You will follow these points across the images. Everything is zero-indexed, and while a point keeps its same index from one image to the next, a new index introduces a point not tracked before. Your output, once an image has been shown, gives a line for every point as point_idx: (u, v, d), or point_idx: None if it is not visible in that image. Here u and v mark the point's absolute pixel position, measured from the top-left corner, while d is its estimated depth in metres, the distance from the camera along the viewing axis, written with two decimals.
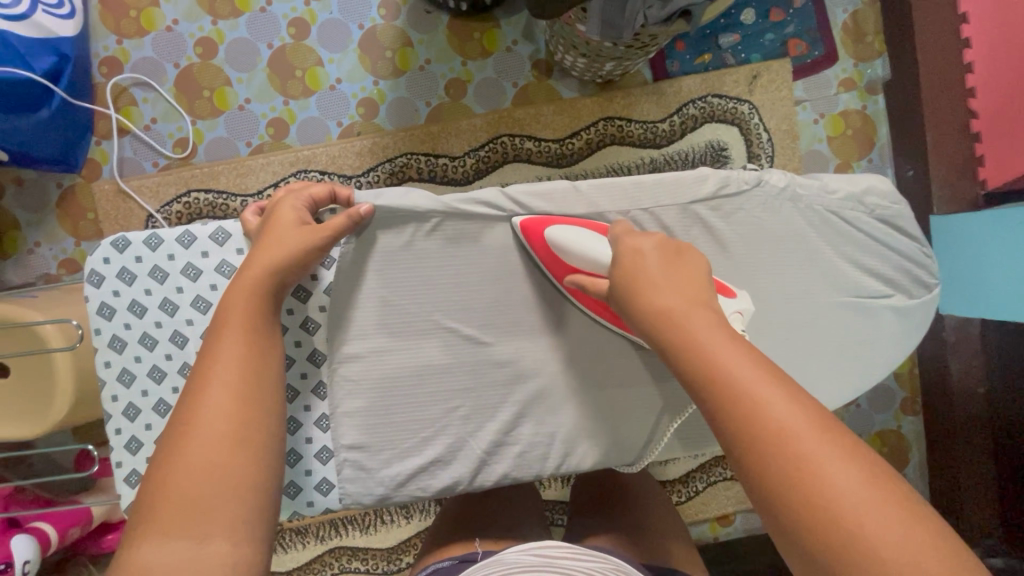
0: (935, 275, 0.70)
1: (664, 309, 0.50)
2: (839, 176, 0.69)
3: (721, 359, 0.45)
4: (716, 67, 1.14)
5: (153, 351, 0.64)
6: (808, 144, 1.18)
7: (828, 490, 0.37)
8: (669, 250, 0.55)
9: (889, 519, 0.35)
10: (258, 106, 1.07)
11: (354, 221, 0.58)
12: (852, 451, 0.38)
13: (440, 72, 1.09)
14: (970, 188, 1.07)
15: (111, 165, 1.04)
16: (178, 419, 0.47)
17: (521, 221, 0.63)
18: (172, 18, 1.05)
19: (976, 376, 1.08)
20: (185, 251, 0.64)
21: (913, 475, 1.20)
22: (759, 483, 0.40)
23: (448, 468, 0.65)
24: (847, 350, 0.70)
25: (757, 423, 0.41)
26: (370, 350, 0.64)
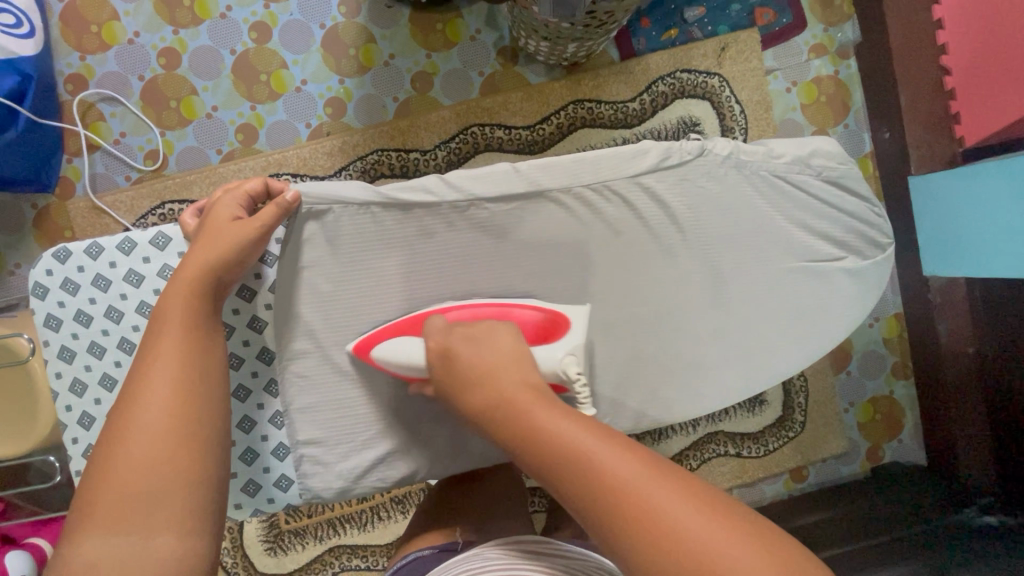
0: (887, 234, 0.70)
1: (500, 396, 0.49)
2: (787, 140, 0.69)
3: (555, 432, 0.45)
4: (683, 42, 1.12)
5: (102, 359, 0.65)
6: (782, 114, 1.17)
7: (694, 546, 0.37)
8: (474, 336, 0.55)
9: (753, 561, 0.36)
10: (225, 113, 1.06)
11: (282, 208, 0.60)
12: (693, 497, 0.39)
13: (406, 66, 1.09)
14: (947, 146, 1.04)
15: (84, 182, 1.04)
16: (117, 420, 0.47)
17: (351, 349, 0.63)
18: (133, 30, 1.04)
19: (963, 335, 1.07)
20: (126, 257, 0.64)
21: (908, 438, 1.20)
22: (627, 561, 0.39)
23: (406, 457, 0.66)
24: (802, 316, 0.71)
25: (605, 496, 0.40)
26: (319, 345, 0.64)
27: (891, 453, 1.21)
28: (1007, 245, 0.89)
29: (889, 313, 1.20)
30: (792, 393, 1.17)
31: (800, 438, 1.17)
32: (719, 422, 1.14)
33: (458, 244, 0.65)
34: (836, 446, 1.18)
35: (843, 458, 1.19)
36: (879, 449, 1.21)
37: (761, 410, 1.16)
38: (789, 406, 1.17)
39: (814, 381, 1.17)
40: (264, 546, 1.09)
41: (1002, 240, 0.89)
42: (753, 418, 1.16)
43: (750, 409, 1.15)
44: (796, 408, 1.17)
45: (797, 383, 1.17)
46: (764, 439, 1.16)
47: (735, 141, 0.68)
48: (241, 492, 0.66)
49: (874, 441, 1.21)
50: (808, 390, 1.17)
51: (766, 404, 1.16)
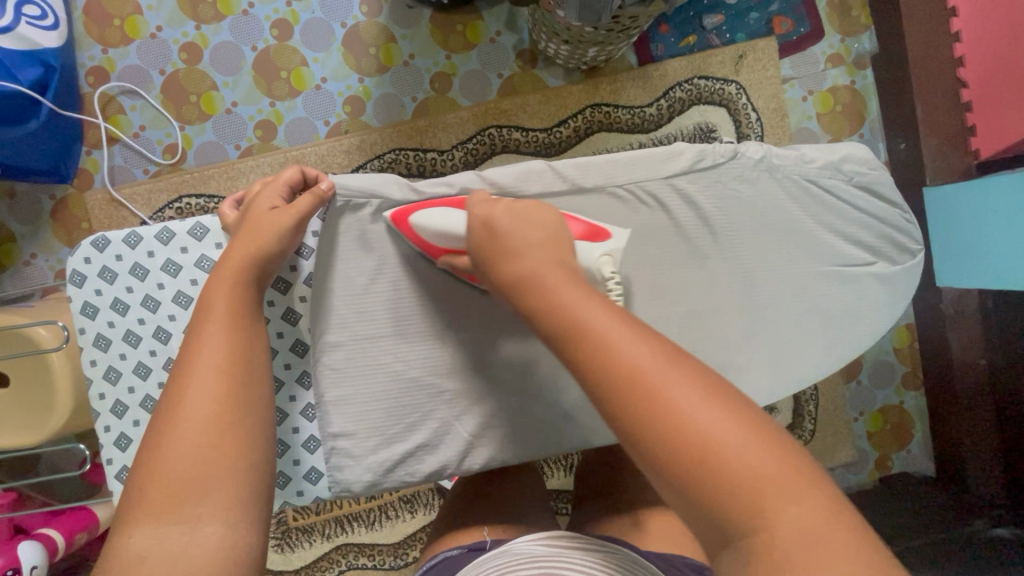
0: (918, 240, 0.70)
1: (526, 273, 0.48)
2: (819, 145, 0.70)
3: (579, 315, 0.44)
4: (701, 48, 1.13)
5: (137, 347, 0.65)
6: (797, 122, 1.17)
7: (699, 432, 0.37)
8: (519, 212, 0.54)
9: (755, 450, 0.37)
10: (245, 109, 1.07)
11: (318, 198, 0.60)
12: (713, 391, 0.39)
13: (425, 67, 1.09)
14: (962, 158, 1.05)
15: (102, 174, 1.05)
16: (165, 406, 0.48)
17: (390, 215, 0.62)
18: (156, 24, 1.05)
19: (977, 347, 1.07)
20: (164, 247, 0.65)
21: (917, 450, 1.21)
22: (637, 444, 0.39)
23: (436, 452, 0.64)
24: (831, 321, 0.70)
25: (623, 379, 0.40)
26: (351, 338, 0.64)
27: (899, 463, 1.21)
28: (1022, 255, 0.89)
29: (901, 323, 1.20)
30: (802, 401, 1.17)
31: (808, 446, 1.17)
32: None
33: None
34: (844, 455, 1.18)
35: (852, 467, 1.19)
36: (887, 460, 1.21)
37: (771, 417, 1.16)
38: (798, 414, 1.17)
39: (824, 389, 1.18)
40: (271, 542, 1.08)
41: (1014, 251, 0.90)
42: None
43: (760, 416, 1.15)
44: (805, 416, 1.17)
45: (807, 391, 1.17)
46: None
47: (768, 144, 0.69)
48: None
49: (883, 452, 1.21)
50: (818, 398, 1.17)
51: (776, 411, 1.16)
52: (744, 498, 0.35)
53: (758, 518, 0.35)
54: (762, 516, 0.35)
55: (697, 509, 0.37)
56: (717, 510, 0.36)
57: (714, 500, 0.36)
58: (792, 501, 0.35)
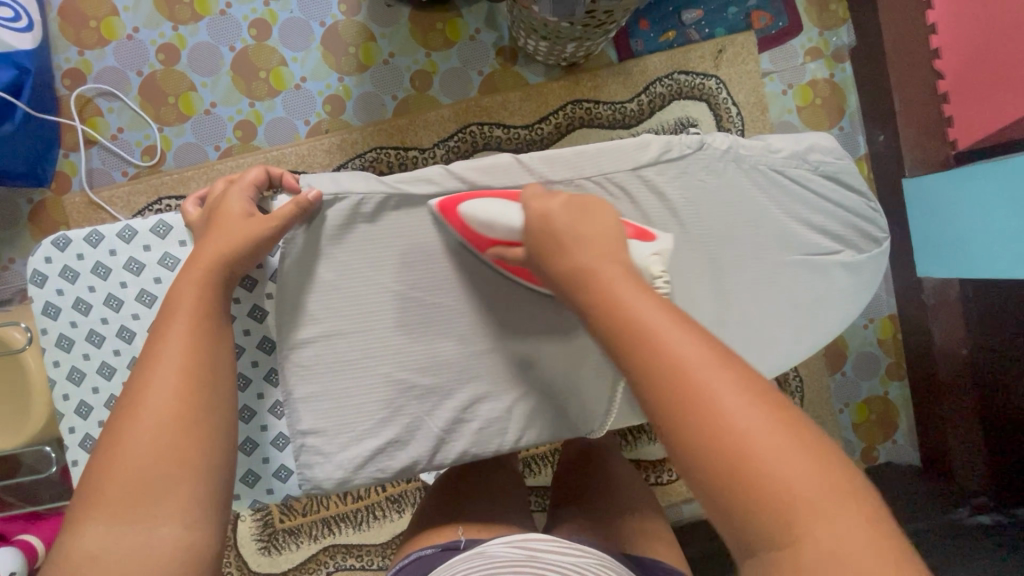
0: (884, 229, 0.71)
1: (580, 268, 0.50)
2: (785, 135, 0.71)
3: (631, 312, 0.44)
4: (681, 44, 1.13)
5: (100, 347, 0.64)
6: (777, 116, 1.18)
7: (735, 434, 0.37)
8: (574, 207, 0.55)
9: (796, 461, 0.35)
10: (224, 109, 1.06)
11: (302, 207, 0.59)
12: (760, 398, 0.38)
13: (405, 65, 1.09)
14: (940, 149, 1.06)
15: (80, 177, 1.04)
16: (125, 405, 0.47)
17: (436, 204, 0.63)
18: (132, 26, 1.04)
19: (959, 336, 1.08)
20: (126, 246, 0.64)
21: (902, 440, 1.21)
22: (672, 440, 0.39)
23: (407, 448, 0.64)
24: (801, 310, 0.70)
25: (667, 377, 0.40)
26: (322, 334, 0.63)
27: (885, 454, 1.22)
28: (1004, 244, 0.89)
29: (882, 314, 1.21)
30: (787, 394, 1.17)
31: None
32: None
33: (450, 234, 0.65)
34: None
35: None
36: (874, 450, 1.21)
37: None
38: None
39: (809, 381, 1.18)
40: (258, 545, 1.08)
41: (996, 241, 0.90)
42: None
43: None
44: None
45: (792, 382, 1.17)
46: None
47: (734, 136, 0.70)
48: (241, 482, 0.66)
49: (869, 442, 1.21)
50: (803, 390, 1.18)
51: None
52: (776, 504, 0.35)
53: (789, 529, 0.34)
54: (793, 528, 0.34)
55: (726, 513, 0.37)
56: (748, 516, 0.36)
57: (744, 506, 0.36)
58: (826, 515, 0.34)
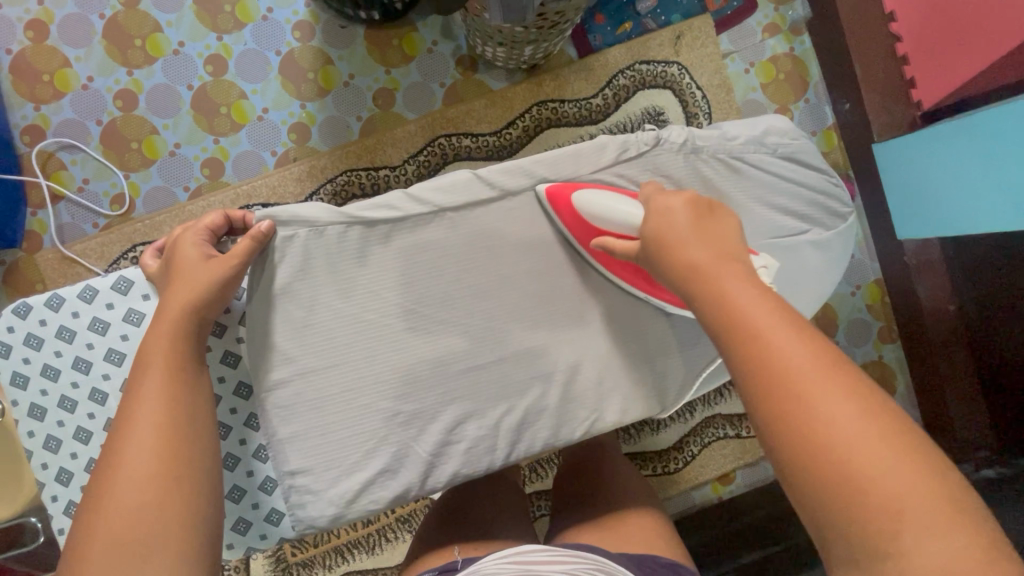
0: (846, 204, 0.72)
1: (693, 266, 0.50)
2: (740, 122, 0.71)
3: (741, 305, 0.46)
4: (639, 34, 1.13)
5: (74, 412, 0.64)
6: (743, 95, 1.18)
7: (843, 446, 0.38)
8: (698, 207, 0.55)
9: (901, 470, 0.37)
10: (188, 149, 1.05)
11: (257, 241, 0.59)
12: (870, 413, 0.39)
13: (366, 85, 1.09)
14: (906, 112, 1.07)
15: (50, 234, 1.02)
16: (102, 469, 0.47)
17: (546, 189, 0.66)
18: (86, 75, 1.03)
19: (943, 293, 1.09)
20: (88, 306, 0.63)
21: (903, 402, 1.20)
22: (774, 444, 0.41)
23: (397, 476, 0.64)
24: (776, 290, 0.69)
25: (773, 374, 0.42)
26: (298, 373, 0.63)
27: None
28: (993, 197, 0.89)
29: (869, 280, 1.21)
30: None
31: None
32: (716, 406, 1.13)
33: (422, 253, 0.65)
34: None
35: None
36: None
37: None
38: None
39: None
40: None
41: (982, 196, 0.91)
42: None
43: None
44: None
45: None
46: None
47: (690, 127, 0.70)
48: (232, 531, 0.65)
49: None
50: None
51: None
52: (883, 518, 0.36)
53: (895, 538, 0.35)
54: (893, 536, 0.36)
55: (824, 514, 0.38)
56: (850, 524, 0.37)
57: (845, 515, 0.37)
58: (926, 527, 0.35)
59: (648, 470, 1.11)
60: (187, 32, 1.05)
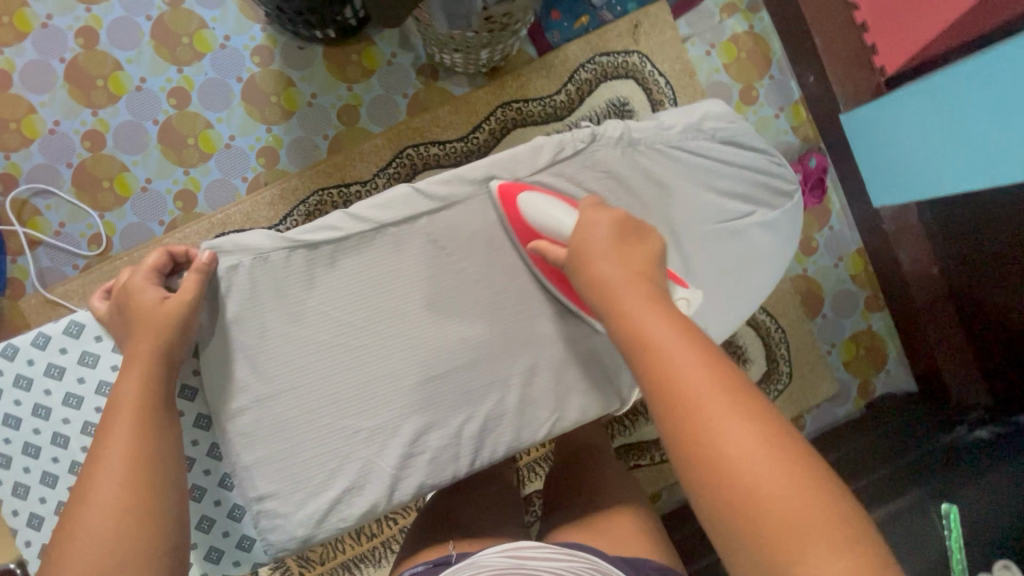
0: (790, 179, 0.74)
1: (608, 288, 0.53)
2: (676, 109, 0.72)
3: (651, 334, 0.49)
4: (596, 27, 1.14)
5: (38, 458, 0.64)
6: (707, 77, 1.18)
7: (744, 469, 0.42)
8: (626, 228, 0.58)
9: (791, 490, 0.41)
10: (160, 183, 1.06)
11: (203, 273, 0.59)
12: (767, 435, 0.43)
13: (330, 103, 1.09)
14: (869, 78, 1.05)
15: (32, 279, 1.03)
16: (77, 493, 0.51)
17: (498, 186, 0.66)
18: (53, 119, 1.04)
19: (925, 256, 1.08)
20: (42, 352, 0.63)
21: (895, 368, 1.21)
22: (683, 465, 0.44)
23: (364, 492, 0.65)
24: (728, 273, 0.73)
25: (676, 403, 0.45)
26: (256, 400, 0.63)
27: (882, 386, 1.21)
28: (960, 158, 0.90)
29: (850, 250, 1.21)
30: (774, 347, 1.17)
31: (789, 389, 1.17)
32: None
33: (381, 266, 0.66)
34: (826, 389, 1.18)
35: (834, 401, 1.20)
36: (870, 384, 1.21)
37: (746, 368, 1.16)
38: (773, 360, 1.17)
39: (792, 330, 1.18)
40: None
41: (949, 158, 0.91)
42: None
43: None
44: (780, 361, 1.17)
45: (776, 336, 1.17)
46: None
47: (626, 120, 0.71)
48: (205, 560, 0.66)
49: (862, 377, 1.21)
50: (788, 341, 1.18)
51: (750, 361, 1.16)
52: (780, 535, 0.40)
53: (790, 555, 0.39)
54: (785, 552, 0.40)
55: (730, 535, 0.42)
56: (754, 541, 0.41)
57: (749, 533, 0.41)
58: (814, 542, 0.39)
59: (645, 461, 1.11)
60: (148, 67, 1.06)
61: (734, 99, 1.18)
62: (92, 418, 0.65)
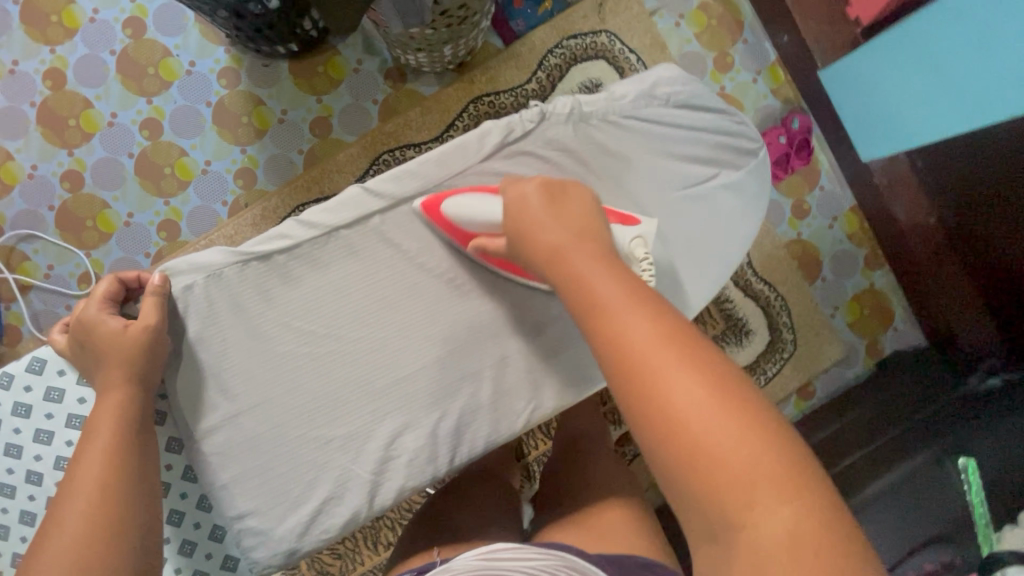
0: (754, 137, 0.73)
1: (555, 249, 0.51)
2: (628, 78, 0.70)
3: (600, 293, 0.46)
4: (561, 10, 1.12)
5: (15, 497, 0.64)
6: (679, 49, 1.15)
7: (691, 424, 0.39)
8: (551, 190, 0.56)
9: (742, 448, 0.38)
10: (142, 216, 1.07)
11: (157, 298, 0.59)
12: (714, 385, 0.40)
13: (300, 117, 1.09)
14: (846, 29, 1.02)
15: (27, 324, 1.04)
16: (47, 520, 0.52)
17: (422, 205, 0.65)
18: (30, 164, 1.05)
19: (921, 210, 1.05)
20: (8, 393, 0.64)
21: (903, 325, 1.18)
22: (634, 424, 0.42)
23: (344, 501, 0.65)
24: (695, 240, 0.72)
25: (625, 358, 0.42)
26: (226, 417, 0.63)
27: (890, 343, 1.18)
28: (940, 101, 0.87)
29: (844, 209, 1.18)
30: (775, 315, 1.15)
31: (795, 356, 1.15)
32: None
33: (347, 271, 0.65)
34: (833, 352, 1.16)
35: (844, 363, 1.17)
36: (878, 343, 1.18)
37: (750, 339, 1.14)
38: (775, 329, 1.15)
39: (793, 295, 1.15)
40: None
41: (933, 101, 0.88)
42: (744, 349, 1.14)
43: (738, 341, 1.13)
44: (782, 329, 1.15)
45: (776, 304, 1.15)
46: (761, 366, 1.14)
47: (576, 95, 0.70)
48: None
49: (870, 337, 1.18)
50: (789, 307, 1.15)
51: (752, 332, 1.14)
52: (733, 490, 0.37)
53: (745, 513, 0.37)
54: (734, 513, 0.37)
55: (684, 499, 0.40)
56: (709, 498, 0.38)
57: (702, 492, 0.38)
58: (764, 502, 0.36)
59: None
60: (117, 100, 1.06)
61: (708, 67, 1.16)
62: (62, 452, 0.65)
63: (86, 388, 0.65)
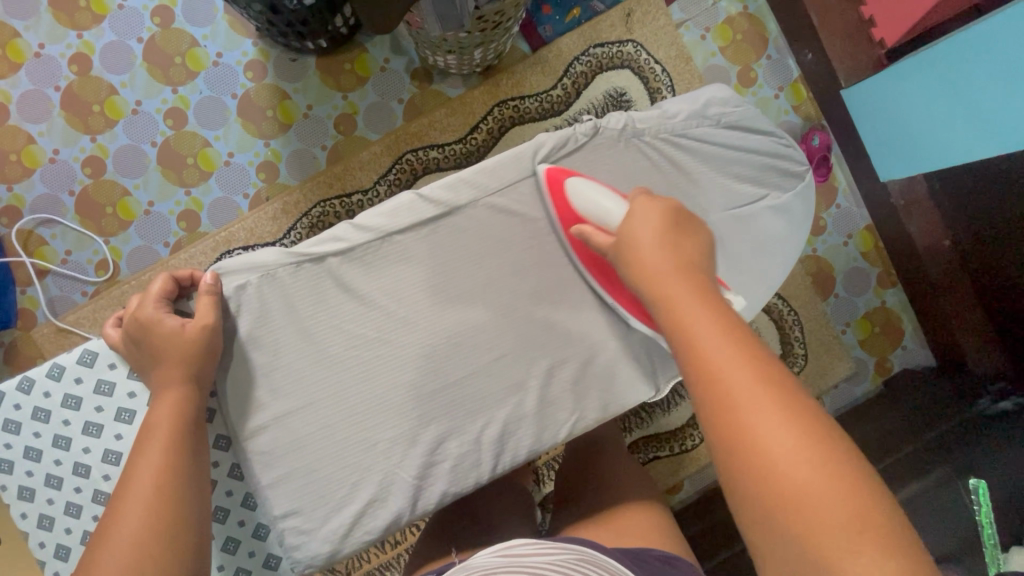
0: (802, 161, 0.74)
1: (655, 273, 0.53)
2: (681, 98, 0.73)
3: (694, 328, 0.48)
4: (589, 18, 1.12)
5: (61, 488, 0.64)
6: (703, 61, 1.16)
7: (777, 466, 0.41)
8: (682, 216, 0.59)
9: (833, 499, 0.39)
10: (163, 205, 1.06)
11: (211, 294, 0.60)
12: (803, 430, 0.41)
13: (326, 113, 1.09)
14: (870, 51, 1.06)
15: (42, 308, 1.04)
16: (108, 512, 0.52)
17: (546, 169, 0.67)
18: (52, 148, 1.04)
19: (936, 228, 1.06)
20: (58, 384, 0.64)
21: (912, 343, 1.19)
22: (719, 457, 0.44)
23: (386, 505, 0.65)
24: (744, 258, 0.72)
25: (715, 394, 0.44)
26: (274, 418, 0.64)
27: (900, 362, 1.19)
28: (960, 124, 0.88)
29: (860, 227, 1.19)
30: (789, 330, 1.16)
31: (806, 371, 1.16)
32: None
33: (398, 277, 0.66)
34: (843, 369, 1.17)
35: (852, 380, 1.19)
36: (887, 361, 1.19)
37: None
38: (788, 344, 1.16)
39: (806, 310, 1.17)
40: None
41: (957, 125, 0.89)
42: None
43: None
44: (794, 344, 1.16)
45: (789, 319, 1.16)
46: None
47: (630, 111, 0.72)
48: None
49: (880, 355, 1.19)
50: (802, 322, 1.16)
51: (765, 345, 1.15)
52: (816, 530, 0.38)
53: (834, 561, 0.37)
54: (831, 557, 0.37)
55: (773, 539, 0.40)
56: (794, 535, 0.39)
57: (782, 530, 0.40)
58: (867, 550, 0.37)
59: (664, 451, 1.11)
60: (143, 89, 1.06)
61: (731, 82, 1.17)
62: (111, 445, 0.64)
63: (137, 383, 0.64)
